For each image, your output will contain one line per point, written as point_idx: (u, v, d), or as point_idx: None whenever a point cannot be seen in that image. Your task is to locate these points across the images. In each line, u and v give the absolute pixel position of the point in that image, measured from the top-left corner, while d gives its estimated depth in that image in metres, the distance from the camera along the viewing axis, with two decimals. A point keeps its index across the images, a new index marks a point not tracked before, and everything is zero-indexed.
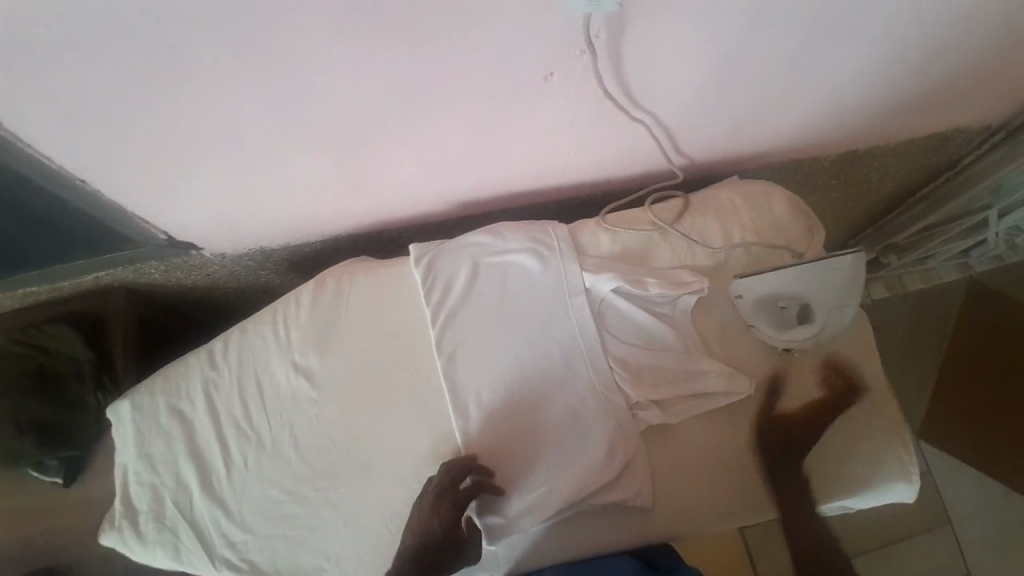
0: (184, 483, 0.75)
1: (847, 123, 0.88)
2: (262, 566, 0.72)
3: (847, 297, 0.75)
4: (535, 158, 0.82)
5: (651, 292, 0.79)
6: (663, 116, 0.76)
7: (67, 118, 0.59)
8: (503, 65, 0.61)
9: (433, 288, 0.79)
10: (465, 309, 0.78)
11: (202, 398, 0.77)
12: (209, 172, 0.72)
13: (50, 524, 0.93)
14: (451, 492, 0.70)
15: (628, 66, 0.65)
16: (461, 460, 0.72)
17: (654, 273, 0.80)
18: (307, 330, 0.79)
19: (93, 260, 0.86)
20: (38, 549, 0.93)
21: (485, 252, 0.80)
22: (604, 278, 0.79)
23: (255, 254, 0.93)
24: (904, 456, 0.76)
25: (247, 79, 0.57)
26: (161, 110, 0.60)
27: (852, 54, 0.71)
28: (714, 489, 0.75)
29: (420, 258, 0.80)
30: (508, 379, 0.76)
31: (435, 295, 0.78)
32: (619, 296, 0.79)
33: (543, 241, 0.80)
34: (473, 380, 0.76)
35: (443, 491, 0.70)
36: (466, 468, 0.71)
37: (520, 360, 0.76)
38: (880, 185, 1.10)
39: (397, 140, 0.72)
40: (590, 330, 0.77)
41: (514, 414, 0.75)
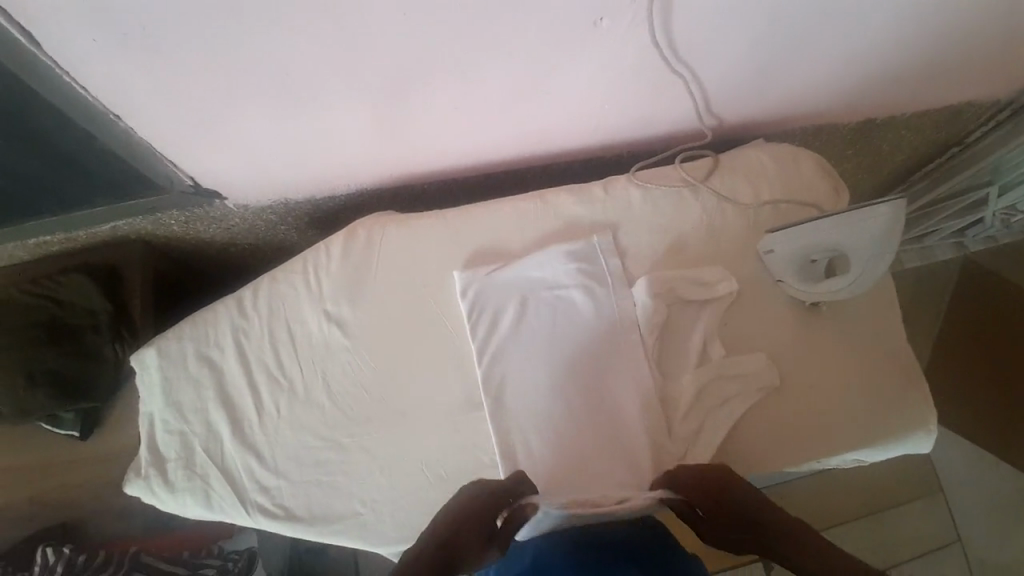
0: (214, 430, 0.75)
1: (876, 90, 0.88)
2: (296, 512, 0.72)
3: (888, 243, 0.70)
4: (572, 115, 0.81)
5: (682, 271, 0.80)
6: (701, 72, 0.76)
7: (108, 48, 0.56)
8: (558, 10, 0.60)
9: (478, 323, 0.77)
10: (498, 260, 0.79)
11: (232, 346, 0.76)
12: (245, 117, 0.70)
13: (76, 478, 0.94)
14: (500, 502, 0.65)
15: (676, 15, 0.64)
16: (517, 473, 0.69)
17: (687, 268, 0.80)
18: (339, 281, 0.78)
19: (112, 207, 0.83)
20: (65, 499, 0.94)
21: (527, 262, 0.79)
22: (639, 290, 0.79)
23: (278, 208, 0.91)
24: (924, 407, 0.78)
25: (301, 16, 0.55)
26: (205, 49, 0.58)
27: (895, 14, 0.71)
28: (749, 439, 0.77)
29: (466, 289, 0.77)
30: (554, 400, 0.75)
31: (481, 331, 0.77)
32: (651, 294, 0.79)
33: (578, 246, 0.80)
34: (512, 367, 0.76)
35: (492, 498, 0.65)
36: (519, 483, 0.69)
37: (554, 328, 0.77)
38: (892, 159, 1.12)
39: (438, 91, 0.70)
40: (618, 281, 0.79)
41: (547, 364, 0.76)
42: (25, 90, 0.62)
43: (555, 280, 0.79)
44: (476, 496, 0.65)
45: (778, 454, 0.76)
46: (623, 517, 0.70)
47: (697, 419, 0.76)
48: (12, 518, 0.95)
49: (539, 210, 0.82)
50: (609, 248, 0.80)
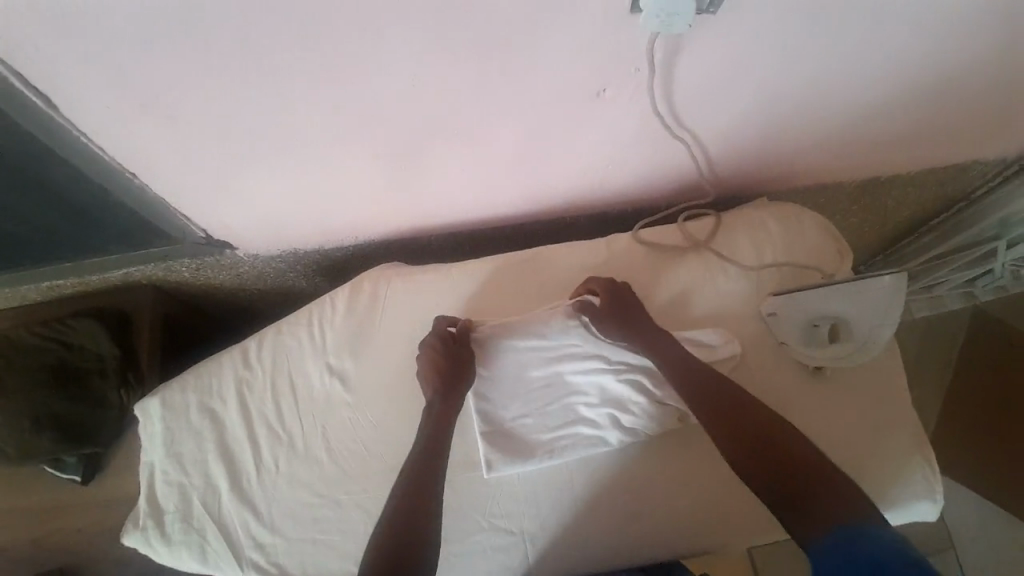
0: (213, 484, 0.76)
1: (880, 156, 0.89)
2: (290, 569, 0.73)
3: (890, 316, 0.76)
4: (575, 176, 0.83)
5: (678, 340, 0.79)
6: (704, 138, 0.78)
7: (130, 112, 0.59)
8: (562, 82, 0.62)
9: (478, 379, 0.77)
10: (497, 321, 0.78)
11: (235, 398, 0.78)
12: (255, 174, 0.72)
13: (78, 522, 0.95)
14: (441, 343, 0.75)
15: (677, 89, 0.67)
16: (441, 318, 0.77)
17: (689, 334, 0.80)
18: (343, 334, 0.79)
19: (126, 255, 0.86)
20: (67, 542, 0.96)
21: (535, 340, 0.77)
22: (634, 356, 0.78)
23: (287, 257, 0.93)
24: (929, 476, 0.78)
25: (317, 84, 0.58)
26: (222, 114, 0.61)
27: (895, 87, 0.72)
28: (747, 507, 0.77)
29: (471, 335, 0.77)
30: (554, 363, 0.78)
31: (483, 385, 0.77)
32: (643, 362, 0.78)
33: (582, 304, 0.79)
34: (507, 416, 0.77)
35: (432, 344, 0.75)
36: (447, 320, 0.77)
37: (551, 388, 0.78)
38: (896, 215, 1.10)
39: (444, 152, 0.72)
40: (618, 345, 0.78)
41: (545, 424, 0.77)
42: (46, 151, 0.65)
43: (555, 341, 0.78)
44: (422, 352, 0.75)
45: (774, 523, 0.77)
46: (606, 544, 0.76)
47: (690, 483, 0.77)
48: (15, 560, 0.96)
49: (542, 267, 0.83)
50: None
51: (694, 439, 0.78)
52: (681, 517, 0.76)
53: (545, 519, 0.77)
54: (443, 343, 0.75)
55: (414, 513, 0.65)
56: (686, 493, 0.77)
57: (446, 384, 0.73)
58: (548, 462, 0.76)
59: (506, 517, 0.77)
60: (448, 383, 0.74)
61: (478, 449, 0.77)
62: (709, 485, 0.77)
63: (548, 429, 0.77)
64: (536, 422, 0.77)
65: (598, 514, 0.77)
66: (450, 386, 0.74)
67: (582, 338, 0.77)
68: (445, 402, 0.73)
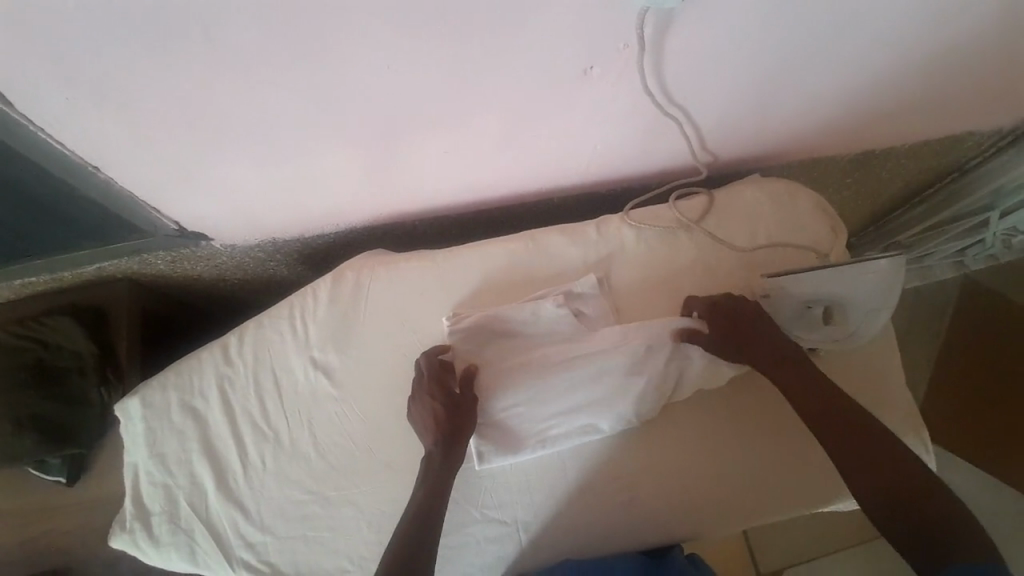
0: (199, 483, 0.75)
1: (875, 132, 0.87)
2: (282, 567, 0.73)
3: (886, 301, 0.74)
4: (562, 157, 0.80)
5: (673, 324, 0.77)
6: (697, 116, 0.75)
7: (88, 104, 0.56)
8: (546, 62, 0.59)
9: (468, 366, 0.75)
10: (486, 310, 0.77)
11: (217, 396, 0.76)
12: (228, 164, 0.69)
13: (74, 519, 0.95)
14: (440, 381, 0.72)
15: (668, 67, 0.63)
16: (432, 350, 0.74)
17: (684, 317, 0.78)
18: (326, 327, 0.77)
19: (97, 250, 0.83)
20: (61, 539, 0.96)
21: (523, 326, 0.76)
22: (622, 342, 0.77)
23: (266, 246, 0.90)
24: (921, 454, 0.78)
25: (287, 70, 0.54)
26: (187, 103, 0.57)
27: (895, 60, 0.69)
28: (740, 490, 0.77)
29: (458, 323, 0.76)
30: (547, 356, 0.76)
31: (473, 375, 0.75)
32: (634, 346, 0.77)
33: (571, 291, 0.78)
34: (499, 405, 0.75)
35: (427, 378, 0.73)
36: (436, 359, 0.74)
37: (541, 376, 0.76)
38: (888, 187, 1.07)
39: (425, 136, 0.69)
40: (606, 331, 0.77)
41: (537, 413, 0.76)
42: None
43: (545, 329, 0.76)
44: (419, 388, 0.73)
45: (766, 505, 0.77)
46: (598, 532, 0.76)
47: (681, 467, 0.77)
48: (12, 560, 0.98)
49: (530, 252, 0.81)
50: (602, 292, 0.79)
51: (685, 423, 0.78)
52: (673, 501, 0.76)
53: (537, 509, 0.76)
54: (436, 384, 0.72)
55: (428, 523, 0.68)
56: (679, 478, 0.77)
57: (451, 393, 0.72)
58: (540, 453, 0.76)
59: (499, 508, 0.76)
60: (449, 398, 0.72)
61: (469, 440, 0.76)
62: (700, 467, 0.77)
63: (540, 417, 0.76)
64: (529, 411, 0.76)
65: (589, 502, 0.76)
66: (451, 400, 0.72)
67: (572, 323, 0.77)
68: (455, 418, 0.71)
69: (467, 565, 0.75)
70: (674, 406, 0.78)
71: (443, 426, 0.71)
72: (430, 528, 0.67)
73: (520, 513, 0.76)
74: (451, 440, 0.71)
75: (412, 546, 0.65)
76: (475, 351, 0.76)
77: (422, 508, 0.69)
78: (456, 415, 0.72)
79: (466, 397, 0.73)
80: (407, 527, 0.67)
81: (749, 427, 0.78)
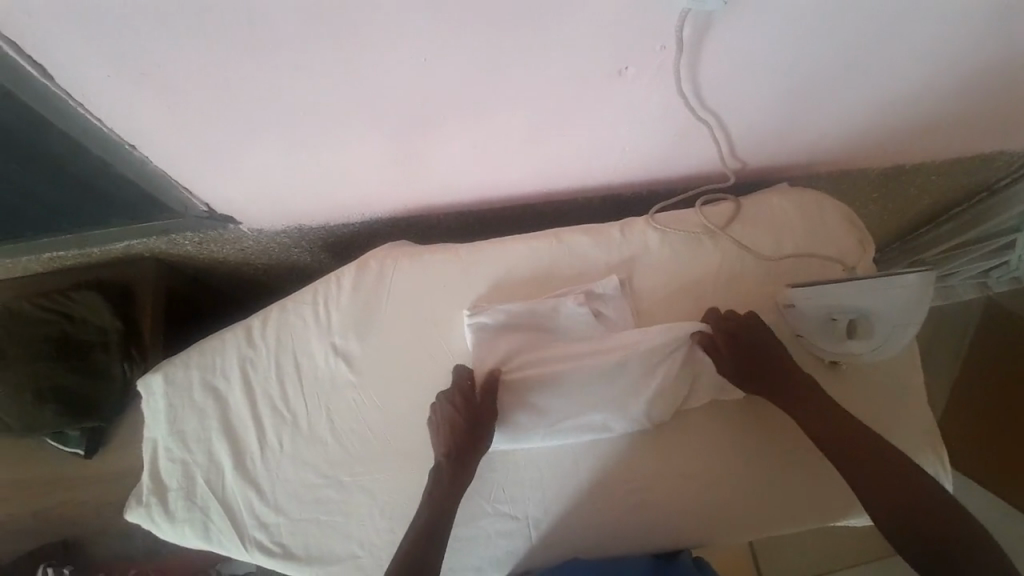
0: (216, 461, 0.76)
1: (908, 146, 0.86)
2: (294, 549, 0.73)
3: (916, 311, 0.71)
4: (589, 157, 0.80)
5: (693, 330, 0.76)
6: (729, 122, 0.74)
7: (131, 82, 0.56)
8: (581, 58, 0.59)
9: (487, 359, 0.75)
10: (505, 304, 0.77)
11: (238, 376, 0.77)
12: (261, 149, 0.70)
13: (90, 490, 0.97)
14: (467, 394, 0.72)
15: (703, 70, 0.63)
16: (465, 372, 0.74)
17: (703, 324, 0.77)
18: (348, 314, 0.78)
19: (128, 228, 0.85)
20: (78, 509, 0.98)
21: (541, 320, 0.76)
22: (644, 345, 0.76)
23: (291, 232, 0.91)
24: (941, 473, 0.77)
25: (326, 56, 0.55)
26: (226, 85, 0.58)
27: (934, 74, 0.68)
28: (753, 500, 0.76)
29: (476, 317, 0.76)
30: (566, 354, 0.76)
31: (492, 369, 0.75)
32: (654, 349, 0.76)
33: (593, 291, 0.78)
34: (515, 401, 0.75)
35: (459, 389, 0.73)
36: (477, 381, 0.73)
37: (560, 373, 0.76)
38: (916, 203, 1.06)
39: (455, 129, 0.69)
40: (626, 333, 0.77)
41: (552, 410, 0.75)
42: (42, 119, 0.63)
43: (565, 328, 0.76)
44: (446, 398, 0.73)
45: (780, 516, 0.76)
46: (608, 532, 0.76)
47: (695, 472, 0.76)
48: (28, 529, 1.00)
49: (554, 250, 0.81)
50: (625, 293, 0.79)
51: (701, 427, 0.77)
52: (685, 506, 0.76)
53: (549, 506, 0.76)
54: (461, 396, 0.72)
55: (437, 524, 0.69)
56: (692, 482, 0.76)
57: (470, 399, 0.72)
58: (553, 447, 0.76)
59: (511, 503, 0.76)
60: (469, 408, 0.72)
61: None
62: (714, 473, 0.76)
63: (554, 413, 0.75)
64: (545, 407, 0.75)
65: (600, 502, 0.76)
66: (473, 411, 0.72)
67: (593, 321, 0.77)
68: (474, 429, 0.71)
69: (476, 558, 0.75)
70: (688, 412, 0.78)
71: (458, 434, 0.71)
72: (436, 536, 0.68)
73: (531, 509, 0.76)
74: (466, 449, 0.72)
75: (419, 554, 0.67)
76: (495, 346, 0.76)
77: (436, 511, 0.70)
78: (477, 426, 0.72)
79: (484, 403, 0.72)
80: (415, 534, 0.68)
81: (762, 437, 0.77)
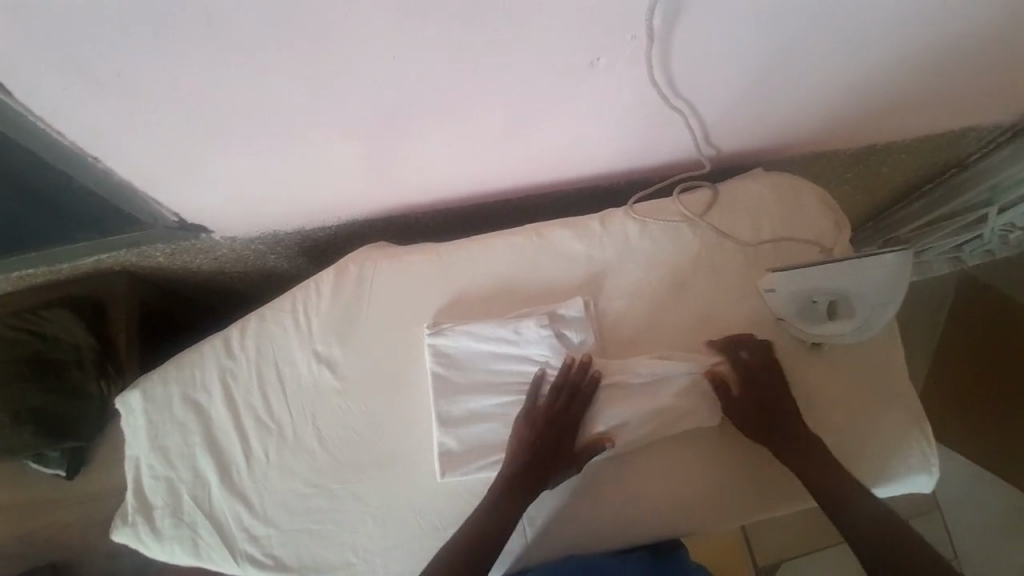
0: (202, 476, 0.75)
1: (878, 127, 0.86)
2: (287, 561, 0.72)
3: (894, 291, 0.72)
4: (565, 151, 0.79)
5: (673, 368, 0.76)
6: (702, 110, 0.74)
7: (90, 92, 0.54)
8: (553, 51, 0.58)
9: (464, 360, 0.75)
10: (463, 326, 0.76)
11: (219, 389, 0.76)
12: (230, 155, 0.68)
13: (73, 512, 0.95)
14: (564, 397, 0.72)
15: (676, 56, 0.63)
16: (573, 375, 0.73)
17: (683, 354, 0.78)
18: (329, 319, 0.77)
19: (96, 242, 0.83)
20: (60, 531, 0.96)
21: (505, 347, 0.75)
22: (625, 361, 0.77)
23: (267, 238, 0.89)
24: (925, 449, 0.78)
25: (292, 56, 0.53)
26: (187, 91, 0.56)
27: (900, 55, 0.68)
28: (744, 484, 0.77)
29: (437, 330, 0.76)
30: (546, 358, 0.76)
31: (475, 367, 0.75)
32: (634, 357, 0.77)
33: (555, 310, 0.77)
34: (495, 404, 0.75)
35: (561, 390, 0.72)
36: (581, 385, 0.73)
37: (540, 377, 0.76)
38: (888, 182, 1.07)
39: (429, 126, 0.68)
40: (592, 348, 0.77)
41: None
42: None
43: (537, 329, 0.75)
44: (545, 399, 0.72)
45: (773, 499, 0.77)
46: (601, 528, 0.76)
47: (682, 461, 0.77)
48: (11, 554, 0.97)
49: (533, 246, 0.81)
50: (588, 316, 0.78)
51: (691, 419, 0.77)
52: (677, 495, 0.76)
53: (542, 502, 0.76)
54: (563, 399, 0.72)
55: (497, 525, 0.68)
56: (684, 474, 0.77)
57: (565, 401, 0.72)
58: None
59: None
60: (559, 416, 0.71)
61: (462, 443, 0.73)
62: (703, 459, 0.77)
63: None
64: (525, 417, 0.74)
65: (592, 494, 0.76)
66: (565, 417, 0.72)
67: (555, 346, 0.75)
68: (557, 437, 0.71)
69: None
70: (663, 435, 0.76)
71: (544, 444, 0.71)
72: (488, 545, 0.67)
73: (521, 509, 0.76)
74: (559, 446, 0.71)
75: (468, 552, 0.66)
76: (469, 353, 0.75)
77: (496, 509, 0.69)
78: (566, 438, 0.72)
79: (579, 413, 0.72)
80: (467, 534, 0.68)
81: None
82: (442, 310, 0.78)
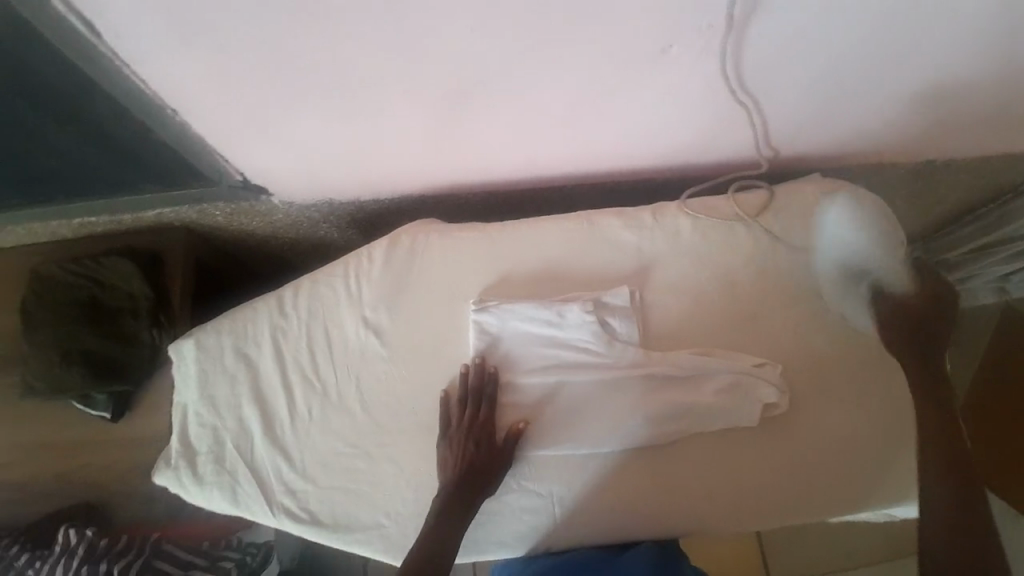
0: (246, 427, 0.77)
1: (943, 142, 0.85)
2: (322, 517, 0.74)
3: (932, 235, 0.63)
4: (622, 141, 0.80)
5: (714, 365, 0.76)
6: (767, 109, 0.74)
7: (178, 44, 0.56)
8: (627, 36, 0.59)
9: (507, 338, 0.76)
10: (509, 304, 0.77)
11: (269, 344, 0.78)
12: (298, 119, 0.70)
13: (113, 455, 0.98)
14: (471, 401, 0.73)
15: (748, 51, 0.62)
16: (472, 379, 0.74)
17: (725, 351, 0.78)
18: (379, 287, 0.79)
19: (160, 196, 0.86)
20: (99, 472, 0.99)
21: (549, 328, 0.77)
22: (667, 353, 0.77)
23: (321, 206, 0.91)
24: None
25: (372, 23, 0.54)
26: (268, 51, 0.58)
27: (977, 68, 0.67)
28: (782, 487, 0.75)
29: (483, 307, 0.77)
30: (588, 343, 0.77)
31: (519, 345, 0.76)
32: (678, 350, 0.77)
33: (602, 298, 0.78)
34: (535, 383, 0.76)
35: (465, 395, 0.74)
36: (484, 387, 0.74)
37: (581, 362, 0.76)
38: (942, 202, 1.05)
39: (493, 104, 0.69)
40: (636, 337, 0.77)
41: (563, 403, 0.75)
42: (89, 81, 0.63)
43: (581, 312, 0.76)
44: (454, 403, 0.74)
45: (812, 504, 0.75)
46: (632, 517, 0.75)
47: (720, 458, 0.76)
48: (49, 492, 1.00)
49: (583, 232, 0.82)
50: (633, 305, 0.78)
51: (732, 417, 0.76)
52: (711, 491, 0.76)
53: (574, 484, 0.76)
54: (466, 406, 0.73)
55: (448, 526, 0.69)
56: (720, 471, 0.76)
57: (473, 403, 0.74)
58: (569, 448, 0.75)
59: (537, 481, 0.76)
60: (468, 423, 0.73)
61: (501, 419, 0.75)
62: (741, 458, 0.76)
63: (566, 428, 0.75)
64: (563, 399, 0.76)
65: (623, 482, 0.76)
66: (476, 422, 0.73)
67: (597, 331, 0.76)
68: (478, 440, 0.72)
69: (502, 533, 0.76)
70: (700, 430, 0.76)
71: (461, 447, 0.72)
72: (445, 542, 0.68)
73: (553, 490, 0.76)
74: (480, 453, 0.72)
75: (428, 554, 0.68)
76: (514, 331, 0.76)
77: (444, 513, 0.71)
78: (483, 440, 0.72)
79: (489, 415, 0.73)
80: (422, 538, 0.69)
81: (788, 426, 0.77)
82: (489, 287, 0.79)
